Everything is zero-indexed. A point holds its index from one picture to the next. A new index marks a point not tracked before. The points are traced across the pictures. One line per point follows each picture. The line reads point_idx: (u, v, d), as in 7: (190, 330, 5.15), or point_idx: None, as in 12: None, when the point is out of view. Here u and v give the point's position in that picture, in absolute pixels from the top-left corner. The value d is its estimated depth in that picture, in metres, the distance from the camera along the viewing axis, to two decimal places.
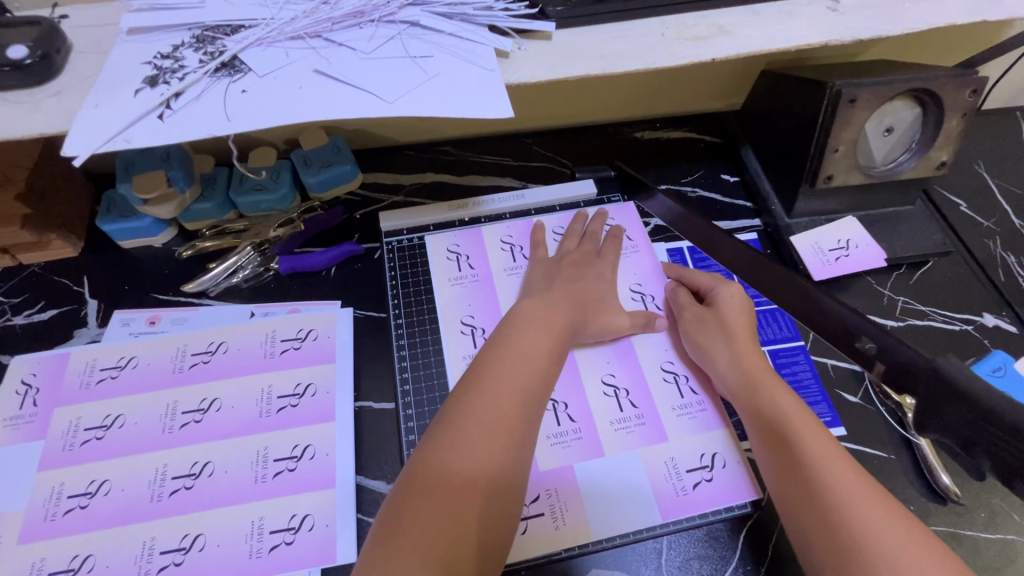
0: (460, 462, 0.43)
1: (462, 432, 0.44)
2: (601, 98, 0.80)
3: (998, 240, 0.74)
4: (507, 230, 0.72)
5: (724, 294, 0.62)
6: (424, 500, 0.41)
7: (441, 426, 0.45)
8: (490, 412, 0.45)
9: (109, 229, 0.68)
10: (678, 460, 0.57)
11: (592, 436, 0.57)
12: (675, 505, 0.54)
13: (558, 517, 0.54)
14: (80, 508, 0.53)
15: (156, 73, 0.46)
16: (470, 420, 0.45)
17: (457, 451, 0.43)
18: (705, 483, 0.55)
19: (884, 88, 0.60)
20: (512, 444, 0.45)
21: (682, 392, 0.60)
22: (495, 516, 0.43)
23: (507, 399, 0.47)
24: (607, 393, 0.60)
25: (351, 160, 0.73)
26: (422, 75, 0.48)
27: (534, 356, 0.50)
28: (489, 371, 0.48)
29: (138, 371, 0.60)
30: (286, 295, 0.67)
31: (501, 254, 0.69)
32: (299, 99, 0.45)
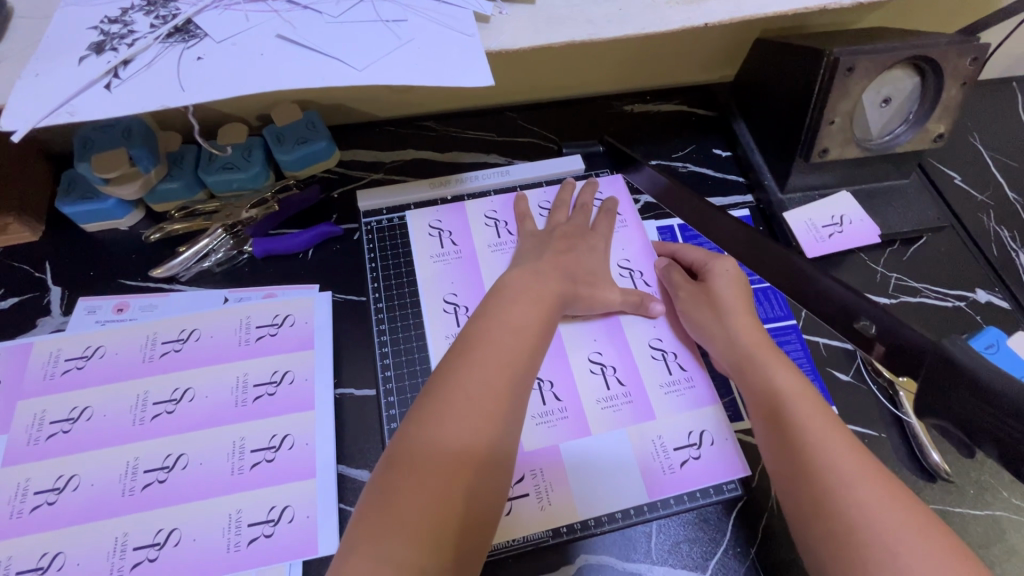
0: (445, 440, 0.41)
1: (449, 407, 0.42)
2: (589, 69, 0.76)
3: (992, 214, 0.73)
4: (493, 206, 0.69)
5: (718, 269, 0.59)
6: (407, 478, 0.39)
7: (425, 404, 0.43)
8: (478, 387, 0.43)
9: (70, 212, 0.64)
10: (666, 438, 0.55)
11: (579, 415, 0.56)
12: (661, 484, 0.53)
13: (543, 497, 0.52)
14: (48, 505, 0.51)
15: (103, 39, 0.42)
16: (455, 394, 0.43)
17: (442, 428, 0.41)
18: (693, 461, 0.54)
19: (883, 56, 0.57)
20: (500, 419, 0.43)
21: (670, 369, 0.59)
22: (483, 494, 0.41)
23: (495, 373, 0.44)
24: (593, 371, 0.58)
25: (327, 136, 0.69)
26: (395, 40, 0.44)
27: (522, 330, 0.48)
28: (474, 346, 0.46)
29: (106, 361, 0.57)
30: (261, 279, 0.64)
31: (485, 230, 0.67)
32: (259, 67, 0.41)
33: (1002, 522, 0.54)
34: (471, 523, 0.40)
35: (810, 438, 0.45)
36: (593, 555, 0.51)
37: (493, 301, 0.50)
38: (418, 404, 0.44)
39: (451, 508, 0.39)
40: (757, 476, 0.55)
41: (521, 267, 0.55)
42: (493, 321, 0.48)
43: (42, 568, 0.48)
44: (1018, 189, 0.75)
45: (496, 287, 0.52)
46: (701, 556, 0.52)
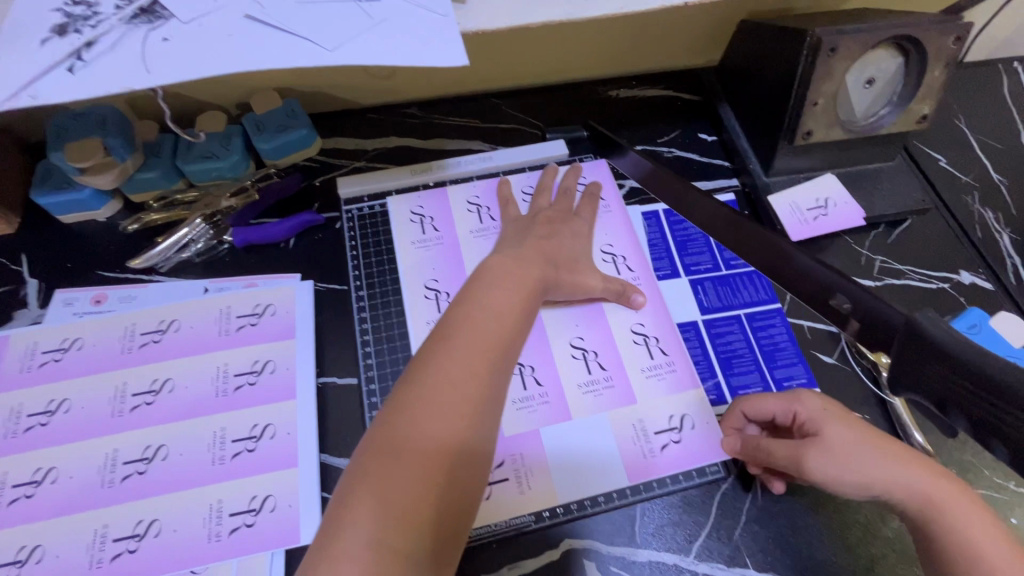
0: (424, 425, 0.40)
1: (431, 389, 0.42)
2: (573, 53, 0.75)
3: (976, 195, 0.73)
4: (476, 192, 0.68)
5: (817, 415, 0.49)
6: (386, 464, 0.39)
7: (405, 388, 0.43)
8: (459, 371, 0.43)
9: (46, 202, 0.63)
10: (647, 421, 0.55)
11: (560, 400, 0.56)
12: (641, 467, 0.53)
13: (523, 481, 0.52)
14: (26, 498, 0.50)
15: (66, 21, 0.41)
16: (436, 378, 0.42)
17: (422, 413, 0.41)
18: (674, 444, 0.54)
19: (866, 36, 0.57)
20: (481, 404, 0.42)
21: (652, 354, 0.59)
22: (463, 480, 0.40)
23: (476, 357, 0.44)
24: (575, 356, 0.58)
25: (307, 124, 0.68)
26: (367, 20, 0.43)
27: (502, 313, 0.47)
28: (454, 329, 0.45)
29: (83, 353, 0.57)
30: (241, 269, 0.64)
31: (468, 217, 0.66)
32: (227, 49, 0.40)
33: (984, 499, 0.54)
34: (450, 509, 0.39)
35: None
36: (576, 539, 0.51)
37: (475, 286, 0.50)
38: (399, 387, 0.43)
39: (430, 493, 0.39)
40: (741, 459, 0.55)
41: (503, 252, 0.55)
42: (473, 305, 0.47)
43: (20, 562, 0.48)
44: (1002, 170, 0.75)
45: (478, 273, 0.52)
46: (684, 539, 0.52)
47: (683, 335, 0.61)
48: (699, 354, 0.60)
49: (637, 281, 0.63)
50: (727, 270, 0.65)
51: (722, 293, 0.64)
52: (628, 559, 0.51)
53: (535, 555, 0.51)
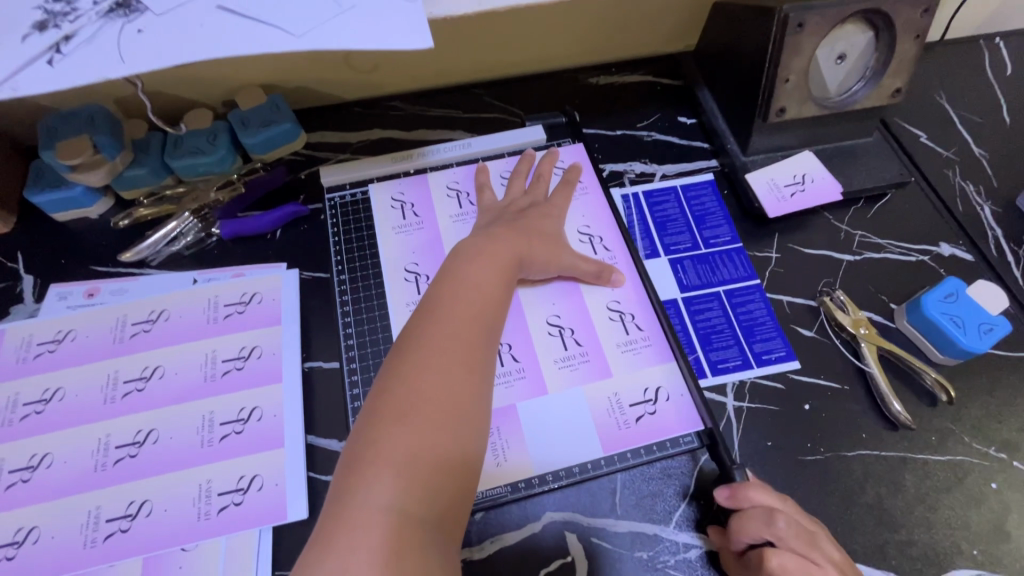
0: (425, 390, 0.41)
1: (427, 357, 0.43)
2: (552, 43, 0.76)
3: (957, 168, 0.73)
4: (456, 178, 0.70)
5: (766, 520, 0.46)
6: (391, 430, 0.39)
7: (399, 358, 0.43)
8: (452, 339, 0.44)
9: (40, 201, 0.65)
10: (623, 395, 0.56)
11: (536, 375, 0.57)
12: (618, 438, 0.54)
13: (499, 453, 0.53)
14: (22, 482, 0.52)
15: (45, 18, 0.43)
16: (430, 345, 0.43)
17: (422, 376, 0.42)
18: (649, 416, 0.55)
19: (834, 11, 0.58)
20: (475, 368, 0.44)
21: (628, 329, 0.60)
22: (467, 443, 0.41)
23: (464, 324, 0.46)
24: (552, 333, 0.59)
25: (291, 118, 0.70)
26: (335, 7, 0.45)
27: (483, 287, 0.49)
28: (439, 302, 0.47)
29: (76, 344, 0.58)
30: (229, 260, 0.65)
31: (447, 201, 0.68)
32: (200, 37, 0.42)
33: (963, 465, 0.55)
34: (458, 468, 0.40)
35: None
36: (558, 511, 0.52)
37: (451, 265, 0.51)
38: (393, 358, 0.44)
39: (437, 457, 0.39)
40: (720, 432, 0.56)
41: (479, 235, 0.56)
42: (453, 282, 0.49)
43: (17, 543, 0.49)
44: (983, 144, 0.75)
45: (453, 251, 0.53)
46: (665, 510, 0.52)
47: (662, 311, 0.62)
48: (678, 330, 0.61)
49: (613, 261, 0.64)
50: (707, 249, 0.66)
51: (702, 271, 0.65)
52: (609, 530, 0.52)
53: (516, 529, 0.52)
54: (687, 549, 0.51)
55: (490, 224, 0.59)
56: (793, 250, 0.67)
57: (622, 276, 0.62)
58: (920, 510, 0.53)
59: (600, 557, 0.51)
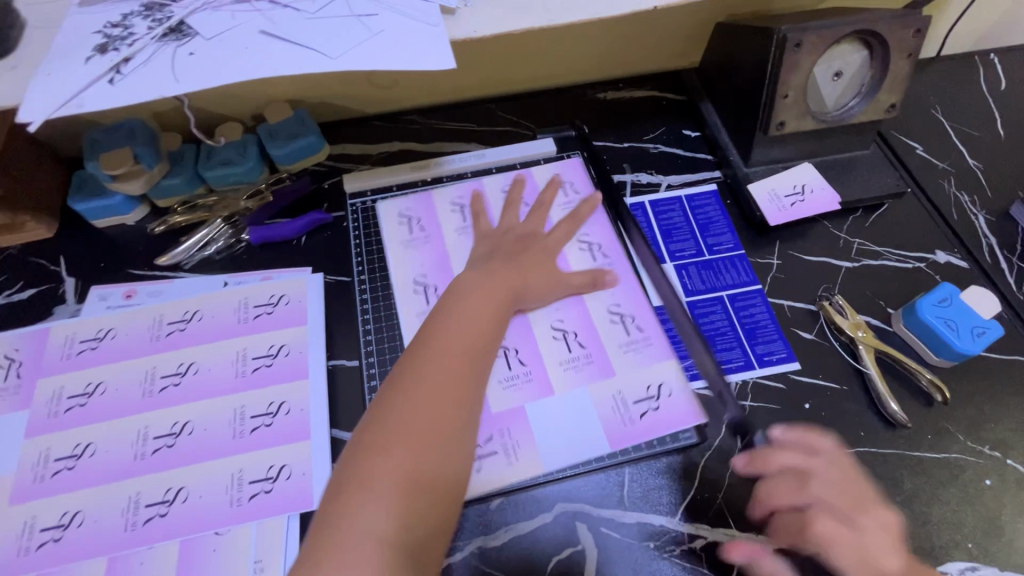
0: (415, 420, 0.45)
1: (420, 388, 0.46)
2: (562, 60, 0.81)
3: (952, 180, 0.76)
4: (459, 195, 0.73)
5: (802, 477, 0.51)
6: (380, 458, 0.43)
7: (390, 392, 0.47)
8: (441, 376, 0.48)
9: (81, 208, 0.69)
10: (627, 394, 0.59)
11: (542, 376, 0.60)
12: (623, 434, 0.57)
13: (510, 454, 0.56)
14: (67, 470, 0.55)
15: (106, 41, 0.47)
16: (421, 378, 0.47)
17: (414, 407, 0.45)
18: (653, 412, 0.58)
19: (828, 32, 0.61)
20: (464, 402, 0.48)
21: (628, 330, 0.63)
22: (450, 472, 0.45)
23: (455, 359, 0.49)
24: (556, 336, 0.62)
25: (316, 132, 0.74)
26: (366, 32, 0.49)
27: (477, 323, 0.53)
28: (435, 337, 0.50)
29: (116, 342, 0.62)
30: (258, 265, 0.69)
31: (451, 216, 0.71)
32: (246, 59, 0.46)
33: (959, 462, 0.57)
34: (439, 497, 0.44)
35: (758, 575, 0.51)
36: (568, 502, 0.55)
37: (450, 297, 0.55)
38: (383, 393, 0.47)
39: (421, 485, 0.43)
40: (721, 430, 0.58)
41: (477, 267, 0.60)
42: (449, 317, 0.52)
43: (63, 525, 0.53)
44: (978, 156, 0.78)
45: (455, 282, 0.57)
46: (669, 503, 0.55)
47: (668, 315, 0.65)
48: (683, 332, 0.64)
49: (608, 266, 0.67)
50: (710, 256, 0.69)
51: (706, 276, 0.68)
52: (617, 520, 0.54)
53: (529, 519, 0.55)
54: (691, 540, 0.53)
55: (489, 255, 0.62)
56: (794, 257, 0.70)
57: (614, 275, 0.66)
58: (917, 506, 0.55)
59: (608, 546, 0.53)
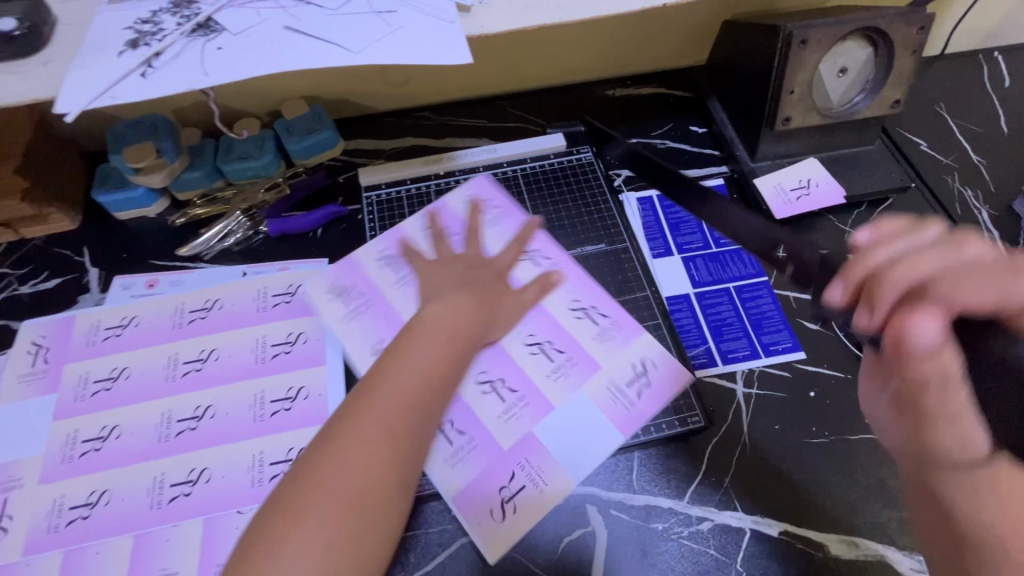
0: (340, 478, 0.43)
1: (351, 443, 0.44)
2: (572, 57, 0.82)
3: (956, 175, 0.77)
4: (388, 246, 0.68)
5: (999, 280, 0.37)
6: (293, 520, 0.41)
7: (322, 452, 0.44)
8: (380, 436, 0.45)
9: (105, 200, 0.72)
10: (617, 379, 0.59)
11: (536, 396, 0.58)
12: (629, 419, 0.57)
13: (538, 481, 0.55)
14: (94, 451, 0.57)
15: (137, 37, 0.49)
16: (352, 430, 0.45)
17: (338, 463, 0.43)
18: (646, 390, 0.59)
19: (834, 29, 0.63)
20: (397, 458, 0.46)
21: (595, 320, 0.63)
22: (370, 535, 0.43)
23: (396, 410, 0.47)
24: (533, 352, 0.61)
25: (332, 127, 0.76)
26: (386, 28, 0.51)
27: (427, 369, 0.51)
28: (380, 384, 0.48)
29: (140, 329, 0.64)
30: (275, 256, 0.71)
31: (383, 274, 0.66)
32: (271, 54, 0.48)
33: None
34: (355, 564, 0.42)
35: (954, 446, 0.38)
36: (579, 485, 0.57)
37: (403, 338, 0.53)
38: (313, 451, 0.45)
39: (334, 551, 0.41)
40: (729, 417, 0.60)
41: (433, 300, 0.57)
42: (400, 359, 0.50)
43: (91, 503, 0.55)
44: (982, 152, 0.79)
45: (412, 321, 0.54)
46: (678, 486, 0.57)
47: (675, 306, 0.66)
48: (690, 323, 0.65)
49: (556, 266, 0.66)
50: (717, 248, 0.71)
51: (713, 269, 0.69)
52: (627, 503, 0.56)
53: None
54: (699, 522, 0.55)
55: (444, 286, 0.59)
56: None
57: (558, 271, 0.65)
58: None
59: (618, 527, 0.55)
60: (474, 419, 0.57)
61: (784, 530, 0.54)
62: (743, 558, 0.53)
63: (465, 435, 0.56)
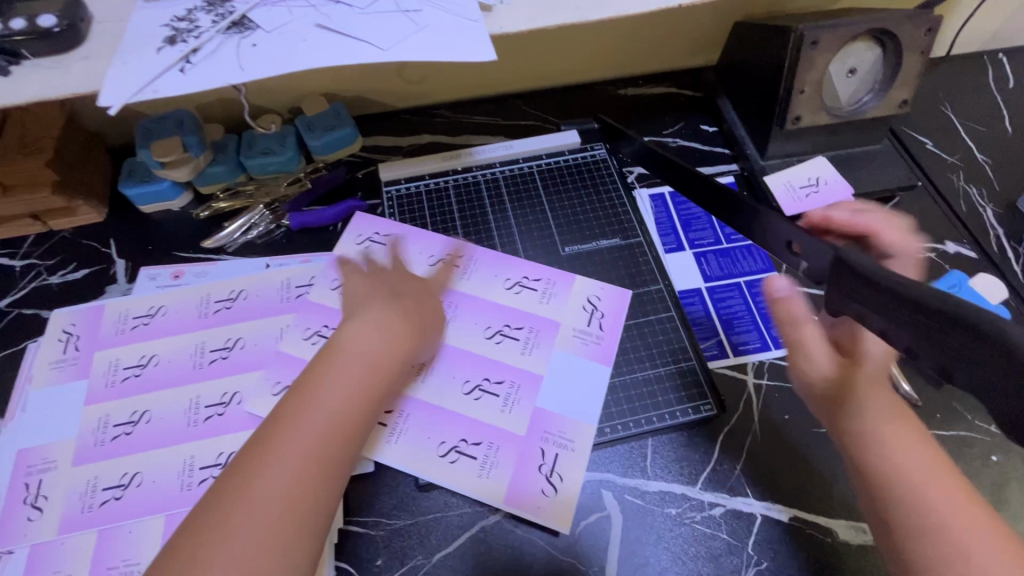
0: (244, 514, 0.37)
1: (259, 475, 0.39)
2: (585, 57, 0.84)
3: (962, 174, 0.79)
4: (371, 229, 0.72)
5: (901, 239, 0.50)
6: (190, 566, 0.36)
7: (212, 504, 0.38)
8: (276, 477, 0.39)
9: (131, 193, 0.74)
10: (577, 325, 0.65)
11: (524, 377, 0.61)
12: (602, 352, 0.63)
13: (565, 443, 0.58)
14: (125, 435, 0.59)
15: (174, 34, 0.51)
16: (264, 462, 0.40)
17: (244, 500, 0.38)
18: (603, 319, 0.65)
19: (843, 30, 0.64)
20: (314, 487, 0.40)
21: (534, 287, 0.67)
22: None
23: (313, 435, 0.42)
24: (500, 342, 0.63)
25: (351, 124, 0.78)
26: (413, 26, 0.52)
27: (352, 392, 0.45)
28: (298, 409, 0.43)
29: (167, 318, 0.66)
30: (297, 248, 0.73)
31: (371, 252, 0.70)
32: (303, 51, 0.50)
33: (966, 439, 0.60)
34: None
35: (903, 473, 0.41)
36: (595, 472, 0.59)
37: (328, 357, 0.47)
38: (196, 519, 0.38)
39: None
40: (740, 406, 0.62)
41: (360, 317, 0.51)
42: (319, 380, 0.45)
43: (123, 485, 0.57)
44: (987, 152, 0.81)
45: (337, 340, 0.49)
46: (691, 473, 0.58)
47: (688, 299, 0.68)
48: (702, 316, 0.67)
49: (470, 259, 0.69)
50: (728, 244, 0.72)
51: (724, 263, 0.71)
52: (640, 489, 0.58)
53: None
54: (711, 508, 0.56)
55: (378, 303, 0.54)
56: None
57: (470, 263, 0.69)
58: None
59: (632, 512, 0.57)
60: (483, 426, 0.59)
61: (794, 516, 0.56)
62: (754, 542, 0.55)
63: (483, 444, 0.58)
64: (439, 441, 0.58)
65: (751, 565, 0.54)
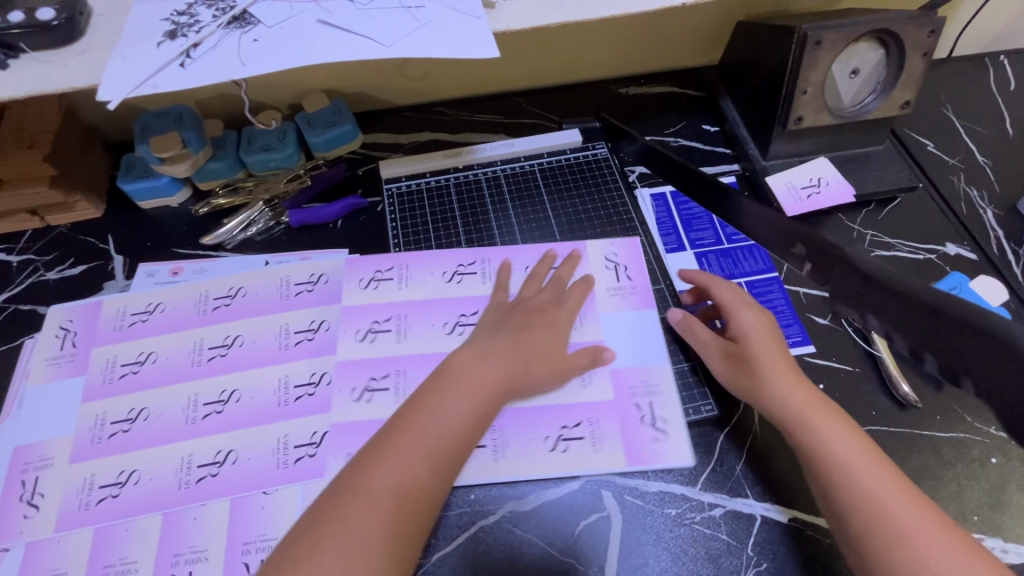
0: (362, 510, 0.44)
1: (371, 477, 0.46)
2: (587, 56, 0.84)
3: (962, 175, 0.79)
4: (370, 268, 0.68)
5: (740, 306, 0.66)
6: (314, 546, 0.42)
7: (335, 502, 0.44)
8: (391, 482, 0.46)
9: (130, 189, 0.73)
10: (607, 285, 0.68)
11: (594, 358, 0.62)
12: (636, 300, 0.67)
13: (649, 392, 0.61)
14: (123, 432, 0.59)
15: (174, 28, 0.51)
16: (381, 467, 0.46)
17: (361, 497, 0.45)
18: (627, 272, 0.69)
19: (847, 31, 0.64)
20: (424, 493, 0.46)
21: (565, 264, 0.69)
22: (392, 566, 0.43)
23: (421, 452, 0.47)
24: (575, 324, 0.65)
25: (352, 120, 0.78)
26: (416, 22, 0.52)
27: (459, 417, 0.50)
28: (417, 425, 0.49)
29: (164, 315, 0.66)
30: (297, 245, 0.73)
31: (382, 292, 0.67)
32: (305, 47, 0.49)
33: (966, 441, 0.60)
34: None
35: (860, 479, 0.47)
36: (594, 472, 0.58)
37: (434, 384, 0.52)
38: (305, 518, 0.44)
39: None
40: (741, 406, 0.61)
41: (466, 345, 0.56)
42: (424, 401, 0.50)
43: (121, 482, 0.56)
44: (988, 153, 0.81)
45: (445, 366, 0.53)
46: (691, 475, 0.58)
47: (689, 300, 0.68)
48: None
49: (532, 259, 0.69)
50: (729, 244, 0.72)
51: (725, 264, 0.70)
52: (640, 489, 0.57)
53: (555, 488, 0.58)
54: (711, 509, 0.56)
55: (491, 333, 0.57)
56: None
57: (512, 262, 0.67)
58: (926, 480, 0.58)
59: (632, 512, 0.56)
60: (570, 407, 0.60)
61: (794, 517, 0.56)
62: (754, 543, 0.55)
63: (583, 424, 0.59)
64: (545, 436, 0.59)
65: (751, 565, 0.54)
